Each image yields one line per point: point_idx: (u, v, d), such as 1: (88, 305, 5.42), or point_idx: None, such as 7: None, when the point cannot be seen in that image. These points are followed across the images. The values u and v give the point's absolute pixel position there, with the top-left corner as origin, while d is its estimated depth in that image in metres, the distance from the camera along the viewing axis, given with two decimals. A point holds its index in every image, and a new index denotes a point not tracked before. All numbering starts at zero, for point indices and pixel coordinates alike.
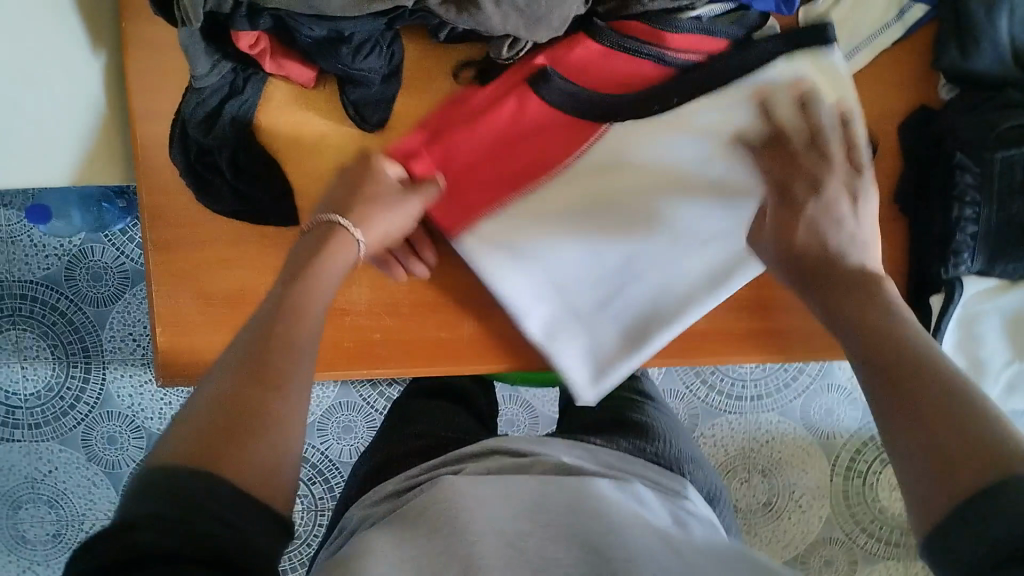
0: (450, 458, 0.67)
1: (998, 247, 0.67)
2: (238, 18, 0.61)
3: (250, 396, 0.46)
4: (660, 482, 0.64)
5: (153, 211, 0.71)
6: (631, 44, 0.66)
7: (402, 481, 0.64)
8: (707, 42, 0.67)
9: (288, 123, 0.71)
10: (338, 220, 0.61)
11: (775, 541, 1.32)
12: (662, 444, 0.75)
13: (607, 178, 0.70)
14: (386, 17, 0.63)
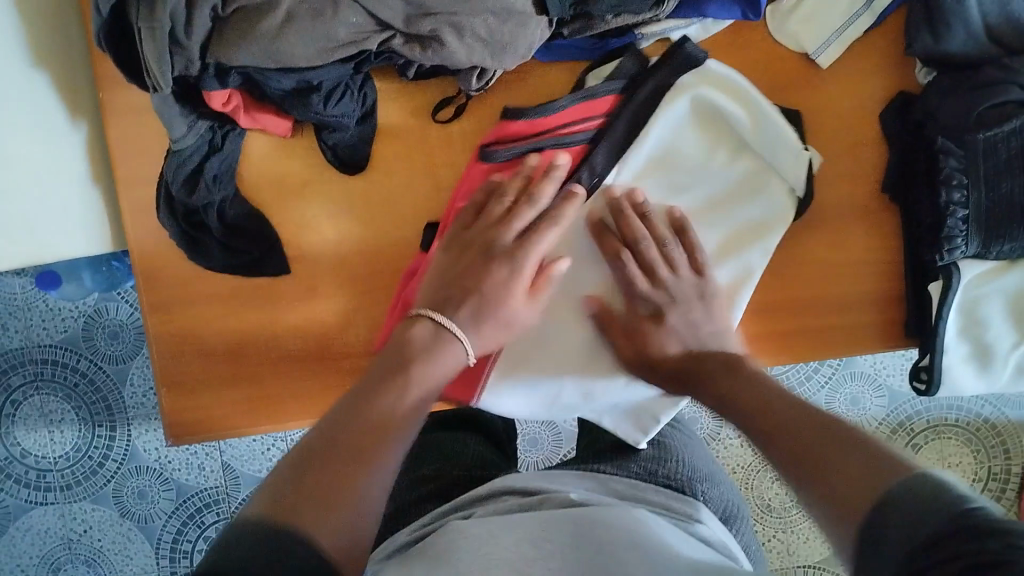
0: (462, 501, 0.67)
1: (991, 227, 0.66)
2: (207, 78, 0.62)
3: (345, 460, 0.49)
4: (671, 507, 0.64)
5: (146, 272, 0.71)
6: (533, 144, 0.67)
7: (414, 531, 0.63)
8: (597, 100, 0.68)
9: (269, 175, 0.71)
10: (432, 316, 0.62)
11: (812, 538, 1.30)
12: (672, 468, 0.74)
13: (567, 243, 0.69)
14: (352, 61, 0.64)
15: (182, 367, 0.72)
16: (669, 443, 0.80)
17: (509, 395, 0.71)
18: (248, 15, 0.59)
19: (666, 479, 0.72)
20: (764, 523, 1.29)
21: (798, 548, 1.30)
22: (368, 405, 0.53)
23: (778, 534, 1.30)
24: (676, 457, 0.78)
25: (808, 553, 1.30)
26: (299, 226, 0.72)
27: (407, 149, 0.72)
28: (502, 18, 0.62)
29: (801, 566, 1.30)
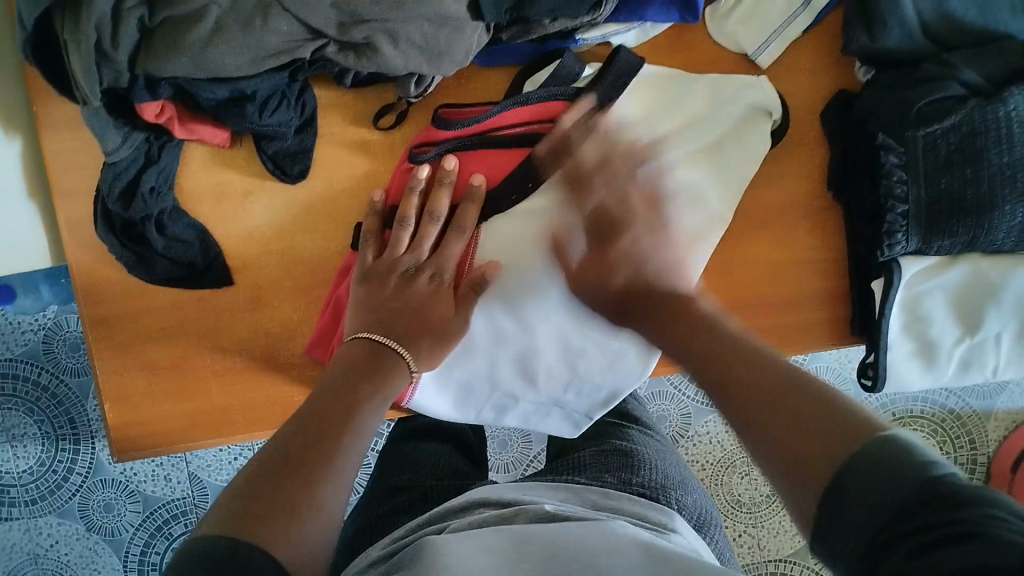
0: (434, 514, 0.66)
1: (932, 222, 0.65)
2: (137, 90, 0.61)
3: (296, 473, 0.48)
4: (647, 517, 0.64)
5: (90, 286, 0.70)
6: (462, 145, 0.67)
7: (385, 546, 0.62)
8: (527, 110, 0.68)
9: (210, 186, 0.70)
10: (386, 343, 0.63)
11: (781, 532, 1.30)
12: (644, 476, 0.75)
13: (519, 239, 0.69)
14: (286, 70, 0.63)
15: (128, 381, 0.71)
16: (639, 451, 0.81)
17: (436, 396, 0.70)
18: (176, 24, 0.58)
19: (640, 487, 0.72)
20: (733, 520, 1.30)
21: (767, 544, 1.30)
22: (327, 415, 0.55)
23: (747, 530, 1.30)
24: (647, 463, 0.78)
25: (777, 550, 1.30)
26: (243, 237, 0.71)
27: (349, 155, 0.71)
28: (437, 24, 0.62)
29: (769, 562, 1.30)
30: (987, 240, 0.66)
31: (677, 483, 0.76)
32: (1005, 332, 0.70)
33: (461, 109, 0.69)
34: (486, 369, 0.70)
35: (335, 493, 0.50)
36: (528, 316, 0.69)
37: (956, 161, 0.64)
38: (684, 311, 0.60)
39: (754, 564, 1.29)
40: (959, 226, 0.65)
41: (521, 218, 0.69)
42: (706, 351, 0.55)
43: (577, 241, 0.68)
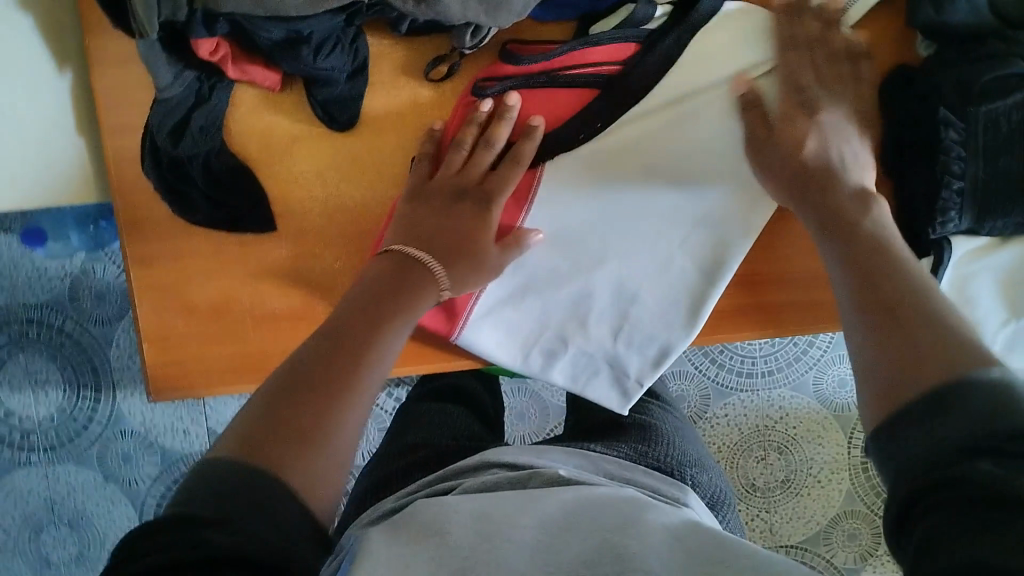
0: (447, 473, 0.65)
1: (985, 202, 0.64)
2: (195, 25, 0.60)
3: (309, 390, 0.48)
4: (664, 491, 0.60)
5: (133, 224, 0.70)
6: (526, 80, 0.66)
7: (398, 499, 0.60)
8: (610, 50, 0.67)
9: (258, 130, 0.70)
10: (411, 253, 0.64)
11: (795, 518, 1.30)
12: (658, 449, 0.71)
13: (595, 180, 0.70)
14: (344, 13, 0.62)
15: (167, 322, 0.71)
16: (658, 426, 0.77)
17: (487, 329, 0.73)
18: None
19: (654, 460, 0.69)
20: (747, 503, 1.29)
21: (780, 529, 1.30)
22: (349, 331, 0.54)
23: (761, 514, 1.30)
24: (663, 438, 0.74)
25: (789, 535, 1.30)
26: (288, 184, 0.71)
27: (398, 107, 0.71)
28: None
29: (781, 547, 1.30)
30: None
31: (694, 460, 0.72)
32: None
33: (529, 45, 0.69)
34: (538, 311, 0.74)
35: (356, 415, 0.49)
36: (593, 255, 0.72)
37: (1018, 137, 0.63)
38: (863, 201, 0.61)
39: (765, 549, 1.30)
40: (1014, 208, 0.64)
41: (583, 163, 0.69)
42: (857, 259, 0.55)
43: (646, 188, 0.70)
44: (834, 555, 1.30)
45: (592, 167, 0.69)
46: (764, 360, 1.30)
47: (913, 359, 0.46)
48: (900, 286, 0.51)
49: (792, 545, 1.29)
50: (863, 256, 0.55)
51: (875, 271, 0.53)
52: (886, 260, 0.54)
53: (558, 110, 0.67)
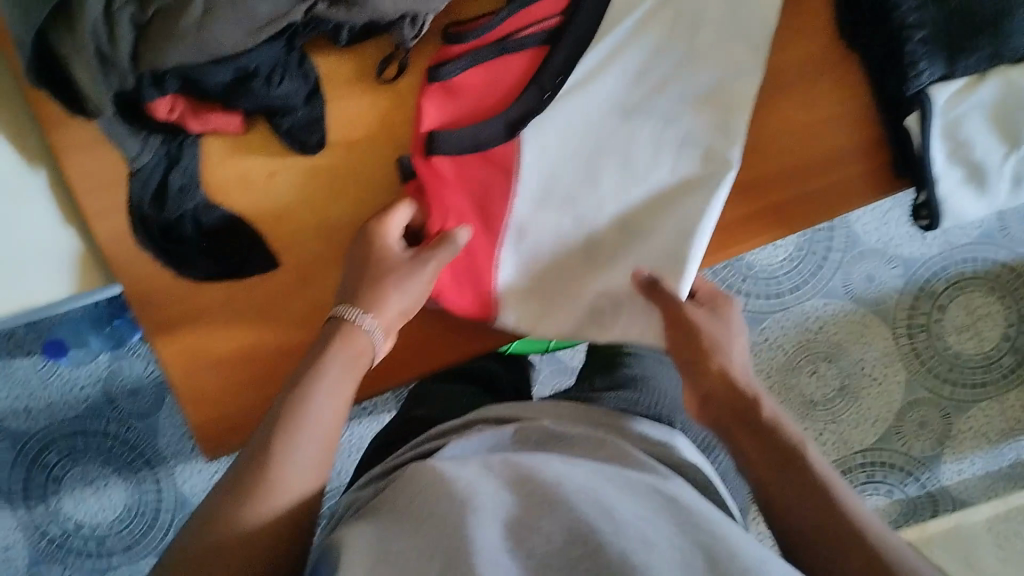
0: (437, 429, 0.70)
1: (950, 43, 0.65)
2: (146, 89, 0.62)
3: (244, 485, 0.54)
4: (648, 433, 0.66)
5: (142, 299, 0.71)
6: (478, 56, 0.69)
7: (387, 462, 0.67)
8: (541, 6, 0.70)
9: (235, 175, 0.71)
10: (345, 314, 0.64)
11: (863, 421, 1.29)
12: (651, 397, 0.84)
13: (570, 126, 0.71)
14: (281, 37, 0.63)
15: (199, 382, 0.72)
16: (649, 380, 0.89)
17: (516, 301, 0.71)
18: (168, 14, 0.59)
19: (645, 408, 0.81)
20: (812, 420, 1.28)
21: (850, 437, 1.28)
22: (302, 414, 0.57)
23: (828, 427, 1.28)
24: (653, 390, 0.86)
25: (862, 440, 1.29)
26: (279, 217, 0.71)
27: (361, 115, 0.71)
28: None
29: (857, 455, 1.28)
30: (1008, 47, 0.65)
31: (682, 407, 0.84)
32: None
33: (467, 24, 0.70)
34: (558, 266, 0.72)
35: (294, 474, 0.55)
36: (588, 201, 0.71)
37: None
38: (741, 411, 0.63)
39: (843, 459, 1.28)
40: (981, 41, 0.65)
41: (565, 106, 0.70)
42: (736, 418, 0.63)
43: (622, 118, 0.71)
44: (910, 446, 1.29)
45: (574, 111, 0.71)
46: (786, 278, 1.28)
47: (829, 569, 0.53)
48: (799, 486, 0.57)
49: (865, 450, 1.28)
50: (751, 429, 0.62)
51: (798, 496, 0.57)
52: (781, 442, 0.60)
53: (516, 78, 0.70)
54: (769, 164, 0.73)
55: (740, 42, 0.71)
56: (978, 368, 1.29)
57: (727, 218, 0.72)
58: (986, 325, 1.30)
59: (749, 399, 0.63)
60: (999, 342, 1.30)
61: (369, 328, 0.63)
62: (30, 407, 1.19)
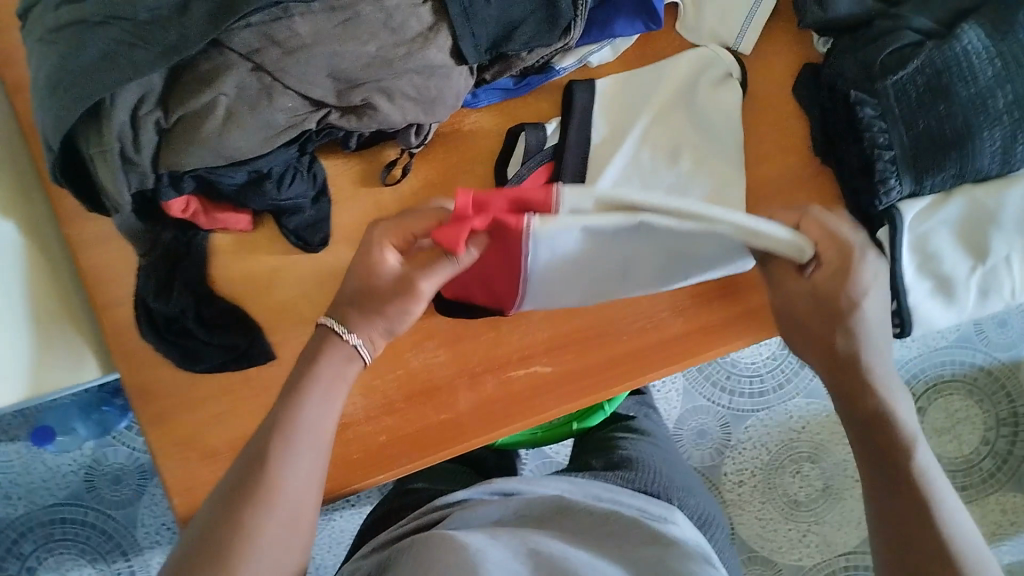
0: (437, 502, 0.69)
1: (918, 163, 0.68)
2: (163, 188, 0.65)
3: (240, 509, 0.56)
4: (648, 509, 0.69)
5: (141, 388, 0.73)
6: None
7: (389, 533, 0.67)
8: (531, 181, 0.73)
9: (240, 270, 0.74)
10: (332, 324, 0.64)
11: (846, 522, 1.30)
12: (650, 476, 0.85)
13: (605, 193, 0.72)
14: (295, 143, 0.67)
15: (189, 474, 0.73)
16: (643, 458, 0.91)
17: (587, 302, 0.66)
18: (190, 121, 0.62)
19: (643, 484, 0.82)
20: (795, 521, 1.30)
21: (832, 539, 1.30)
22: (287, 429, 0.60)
23: (811, 528, 1.30)
24: (648, 467, 0.88)
25: (844, 544, 1.30)
26: (279, 312, 0.74)
27: (366, 214, 0.75)
28: (425, 75, 0.67)
29: (838, 557, 1.30)
30: (973, 167, 0.69)
31: (679, 487, 0.86)
32: (1013, 253, 0.72)
33: None
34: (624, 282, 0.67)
35: (290, 476, 0.58)
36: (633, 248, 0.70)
37: (924, 101, 0.67)
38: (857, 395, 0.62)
39: (824, 562, 1.30)
40: (946, 161, 0.68)
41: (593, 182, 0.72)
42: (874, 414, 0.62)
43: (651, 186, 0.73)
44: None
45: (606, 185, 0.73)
46: (770, 376, 1.33)
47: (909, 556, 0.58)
48: (911, 505, 0.59)
49: (848, 552, 1.29)
50: (853, 382, 0.62)
51: (859, 388, 0.62)
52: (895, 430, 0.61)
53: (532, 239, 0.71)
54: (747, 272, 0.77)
55: (733, 150, 0.74)
56: (958, 472, 1.31)
57: (713, 318, 0.77)
58: (967, 430, 1.32)
59: (875, 394, 0.62)
60: (980, 446, 1.32)
61: (354, 343, 0.63)
62: (10, 492, 1.18)
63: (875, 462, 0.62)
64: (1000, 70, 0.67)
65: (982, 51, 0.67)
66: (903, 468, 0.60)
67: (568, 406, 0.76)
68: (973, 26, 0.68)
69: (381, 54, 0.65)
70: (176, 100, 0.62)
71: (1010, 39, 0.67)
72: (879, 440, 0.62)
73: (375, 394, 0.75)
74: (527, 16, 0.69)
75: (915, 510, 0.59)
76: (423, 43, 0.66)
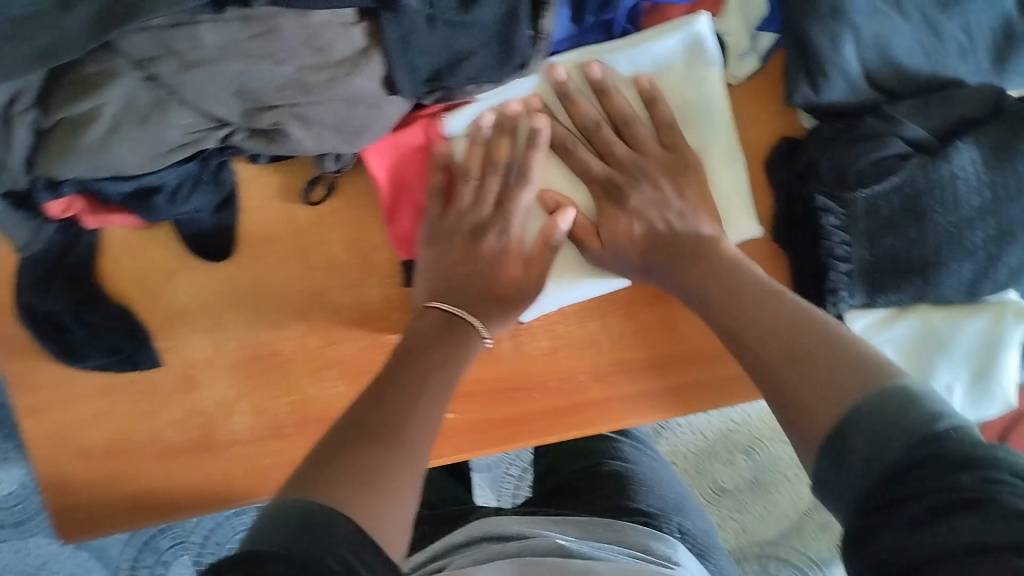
0: (443, 546, 0.69)
1: (876, 282, 0.62)
2: (39, 190, 0.58)
3: (358, 456, 0.48)
4: (651, 546, 0.62)
5: (15, 375, 0.69)
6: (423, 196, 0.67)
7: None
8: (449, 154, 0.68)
9: (131, 267, 0.68)
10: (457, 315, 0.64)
11: (767, 515, 1.27)
12: (644, 497, 0.73)
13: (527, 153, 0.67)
14: (193, 159, 0.60)
15: (62, 467, 0.70)
16: (636, 471, 0.78)
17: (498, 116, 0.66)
18: (68, 127, 0.55)
19: (640, 505, 0.71)
20: (718, 505, 1.27)
21: (752, 527, 1.27)
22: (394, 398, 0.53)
23: (732, 515, 1.28)
24: (644, 483, 0.75)
25: (763, 533, 1.27)
26: (170, 318, 0.69)
27: (276, 228, 0.68)
28: (350, 104, 0.59)
29: (756, 545, 1.27)
30: (934, 296, 0.63)
31: (675, 505, 0.73)
32: (958, 384, 0.67)
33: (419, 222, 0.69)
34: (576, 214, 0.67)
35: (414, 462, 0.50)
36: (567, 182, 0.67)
37: (896, 222, 0.61)
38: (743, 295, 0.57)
39: (740, 547, 1.27)
40: (905, 285, 0.62)
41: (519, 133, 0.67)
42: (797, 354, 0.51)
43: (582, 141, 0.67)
44: (807, 547, 1.27)
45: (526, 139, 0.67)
46: None
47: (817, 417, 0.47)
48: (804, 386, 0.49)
49: (765, 542, 1.27)
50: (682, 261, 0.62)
51: (730, 305, 0.58)
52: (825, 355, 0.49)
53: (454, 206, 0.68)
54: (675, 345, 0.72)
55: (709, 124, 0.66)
56: None
57: (633, 387, 0.72)
58: None
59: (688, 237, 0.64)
60: None
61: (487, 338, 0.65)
62: None
63: (783, 357, 0.52)
64: (985, 201, 0.60)
65: (970, 177, 0.60)
66: (790, 346, 0.52)
67: (464, 455, 0.73)
68: (968, 143, 0.60)
69: (298, 77, 0.57)
70: (54, 102, 0.54)
71: (1005, 168, 0.60)
72: (778, 349, 0.53)
73: (265, 414, 0.71)
74: (477, 48, 0.60)
75: (806, 347, 0.51)
76: (351, 69, 0.58)
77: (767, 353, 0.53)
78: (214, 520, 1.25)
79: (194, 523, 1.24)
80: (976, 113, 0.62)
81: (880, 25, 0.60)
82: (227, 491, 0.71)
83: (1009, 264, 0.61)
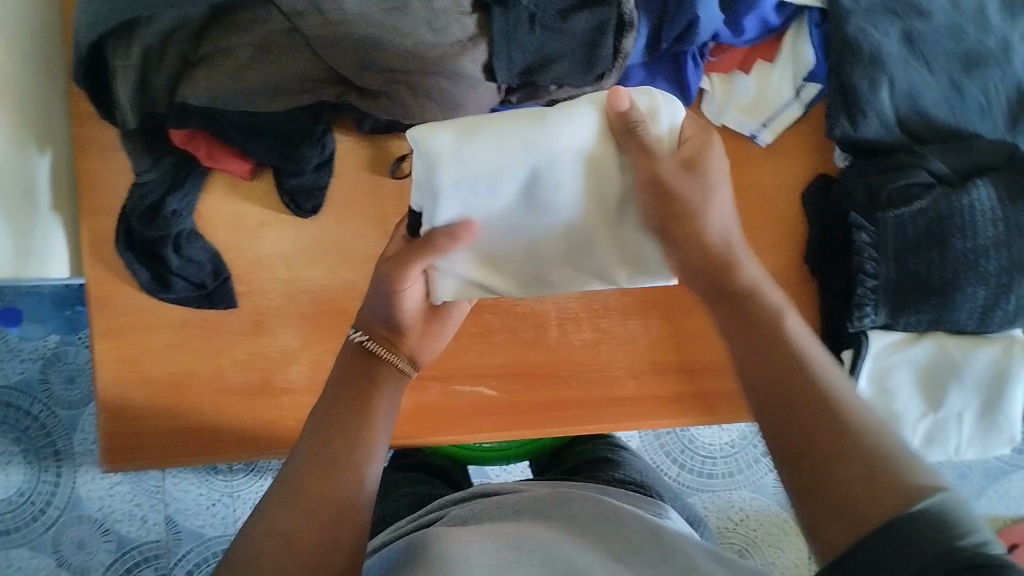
0: (437, 505, 0.71)
1: (899, 300, 0.70)
2: (169, 117, 0.67)
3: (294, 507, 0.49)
4: (643, 505, 0.65)
5: (99, 298, 0.74)
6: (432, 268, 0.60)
7: (390, 533, 0.67)
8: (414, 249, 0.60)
9: (227, 212, 0.75)
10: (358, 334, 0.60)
11: None
12: (641, 475, 0.80)
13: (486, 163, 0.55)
14: (311, 109, 0.70)
15: (124, 393, 0.74)
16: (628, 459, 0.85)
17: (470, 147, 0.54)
18: (215, 60, 0.64)
19: (640, 477, 0.79)
20: None
21: None
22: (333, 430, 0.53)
23: None
24: (638, 467, 0.83)
25: None
26: (254, 264, 0.76)
27: (360, 197, 0.77)
28: (453, 80, 0.67)
29: None
30: (950, 319, 0.70)
31: (670, 490, 0.81)
32: (967, 411, 0.73)
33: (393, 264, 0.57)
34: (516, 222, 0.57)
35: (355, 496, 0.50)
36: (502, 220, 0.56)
37: (921, 243, 0.69)
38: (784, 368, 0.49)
39: None
40: (924, 305, 0.69)
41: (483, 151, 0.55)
42: (798, 416, 0.47)
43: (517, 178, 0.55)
44: None
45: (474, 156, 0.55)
46: (724, 463, 1.25)
47: (833, 500, 0.44)
48: (841, 461, 0.45)
49: None
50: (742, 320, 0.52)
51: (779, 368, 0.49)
52: (831, 446, 0.45)
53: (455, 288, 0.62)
54: (700, 354, 0.78)
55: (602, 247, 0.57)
56: None
57: (666, 390, 0.78)
58: None
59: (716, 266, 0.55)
60: None
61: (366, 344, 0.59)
62: None
63: (794, 420, 0.47)
64: (999, 234, 0.68)
65: (986, 211, 0.68)
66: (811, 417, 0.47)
67: (500, 435, 0.76)
68: (985, 182, 0.69)
69: (415, 49, 0.65)
70: (209, 35, 0.64)
71: (1019, 207, 0.68)
72: (771, 389, 0.49)
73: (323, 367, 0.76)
74: (568, 53, 0.69)
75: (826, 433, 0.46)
76: (459, 51, 0.66)
77: (754, 388, 0.50)
78: (204, 556, 1.12)
79: (186, 555, 1.12)
80: (989, 161, 0.71)
81: (912, 77, 0.71)
82: (276, 436, 0.75)
83: (1018, 296, 0.68)
